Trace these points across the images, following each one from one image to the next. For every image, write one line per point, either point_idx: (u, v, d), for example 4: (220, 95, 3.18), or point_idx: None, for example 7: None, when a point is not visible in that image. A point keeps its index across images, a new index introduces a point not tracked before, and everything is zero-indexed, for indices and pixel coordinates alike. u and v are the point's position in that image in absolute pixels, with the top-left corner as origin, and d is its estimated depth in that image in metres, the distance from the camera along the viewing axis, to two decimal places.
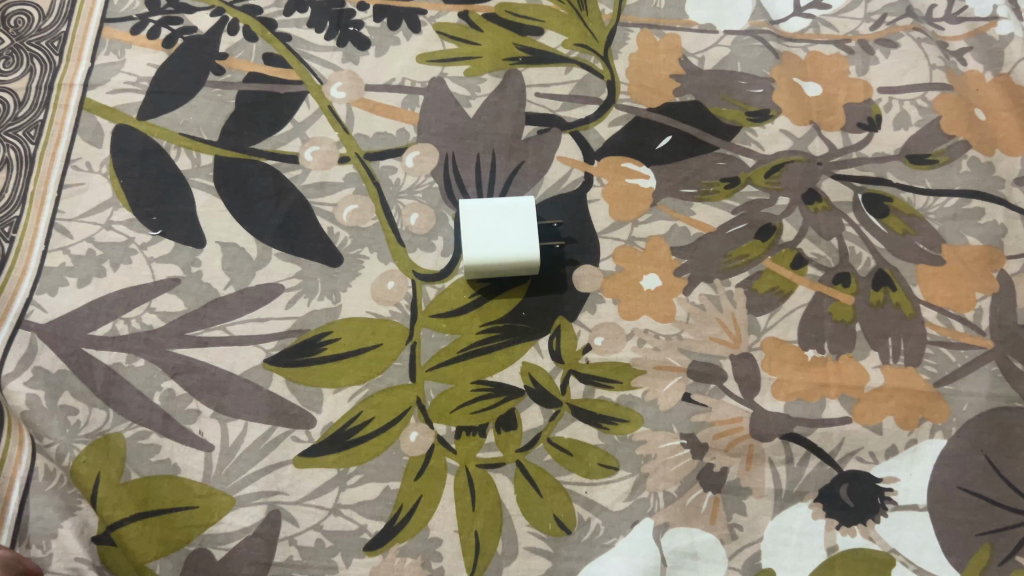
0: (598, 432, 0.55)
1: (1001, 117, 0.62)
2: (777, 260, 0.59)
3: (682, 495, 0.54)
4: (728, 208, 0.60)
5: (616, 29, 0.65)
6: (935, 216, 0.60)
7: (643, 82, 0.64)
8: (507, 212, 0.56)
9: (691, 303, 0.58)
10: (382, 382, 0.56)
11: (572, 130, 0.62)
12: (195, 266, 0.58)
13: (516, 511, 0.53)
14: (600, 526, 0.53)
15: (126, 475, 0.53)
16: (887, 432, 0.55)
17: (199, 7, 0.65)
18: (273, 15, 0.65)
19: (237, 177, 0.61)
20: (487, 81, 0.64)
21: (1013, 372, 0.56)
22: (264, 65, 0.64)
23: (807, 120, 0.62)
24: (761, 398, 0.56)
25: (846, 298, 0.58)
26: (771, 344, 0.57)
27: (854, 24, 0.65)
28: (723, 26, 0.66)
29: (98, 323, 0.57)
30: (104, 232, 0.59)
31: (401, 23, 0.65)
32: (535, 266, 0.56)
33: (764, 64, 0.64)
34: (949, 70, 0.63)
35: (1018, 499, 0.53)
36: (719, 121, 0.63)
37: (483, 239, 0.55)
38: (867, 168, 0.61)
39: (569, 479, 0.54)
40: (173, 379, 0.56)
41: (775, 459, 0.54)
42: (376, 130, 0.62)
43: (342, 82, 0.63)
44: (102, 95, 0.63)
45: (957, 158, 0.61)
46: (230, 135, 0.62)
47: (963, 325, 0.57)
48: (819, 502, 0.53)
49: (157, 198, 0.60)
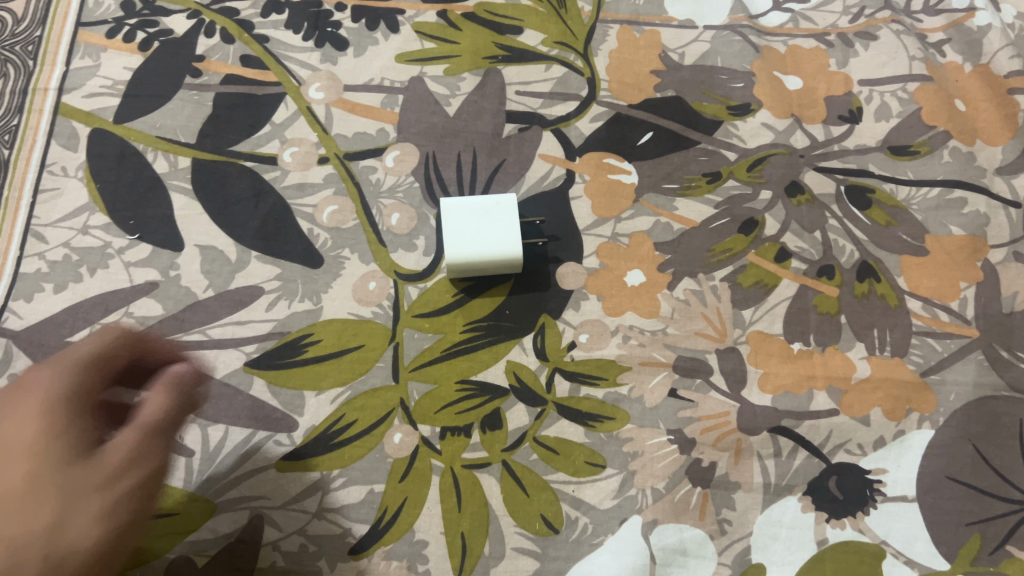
0: (584, 430, 0.54)
1: (980, 107, 0.62)
2: (760, 254, 0.59)
3: (670, 492, 0.53)
4: (710, 203, 0.60)
5: (595, 26, 0.65)
6: (917, 206, 0.60)
7: (623, 78, 0.63)
8: (490, 211, 0.55)
9: (675, 298, 0.58)
10: (364, 384, 0.55)
11: (553, 128, 0.62)
12: (173, 269, 0.58)
13: (502, 511, 0.53)
14: (588, 525, 0.52)
15: None
16: (875, 424, 0.54)
17: (174, 10, 0.65)
18: (250, 16, 0.65)
19: (215, 179, 0.60)
20: (467, 79, 0.64)
21: (999, 361, 0.56)
22: (242, 67, 0.63)
23: (788, 113, 0.62)
24: (748, 392, 0.55)
25: (831, 291, 0.57)
26: (756, 337, 0.57)
27: (834, 18, 0.65)
28: (702, 21, 0.65)
29: (76, 328, 0.56)
30: (80, 237, 0.58)
31: (379, 23, 0.65)
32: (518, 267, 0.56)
33: (744, 58, 0.64)
34: (928, 61, 0.63)
35: (1006, 487, 0.53)
36: (700, 116, 0.62)
37: (467, 236, 0.54)
38: (849, 160, 0.61)
39: (555, 478, 0.53)
40: None
41: (763, 453, 0.54)
42: (356, 130, 0.62)
43: (321, 82, 0.63)
44: (77, 99, 0.62)
45: (938, 148, 0.61)
46: (208, 137, 0.61)
47: (949, 315, 0.57)
48: (808, 495, 0.53)
49: (135, 202, 0.59)
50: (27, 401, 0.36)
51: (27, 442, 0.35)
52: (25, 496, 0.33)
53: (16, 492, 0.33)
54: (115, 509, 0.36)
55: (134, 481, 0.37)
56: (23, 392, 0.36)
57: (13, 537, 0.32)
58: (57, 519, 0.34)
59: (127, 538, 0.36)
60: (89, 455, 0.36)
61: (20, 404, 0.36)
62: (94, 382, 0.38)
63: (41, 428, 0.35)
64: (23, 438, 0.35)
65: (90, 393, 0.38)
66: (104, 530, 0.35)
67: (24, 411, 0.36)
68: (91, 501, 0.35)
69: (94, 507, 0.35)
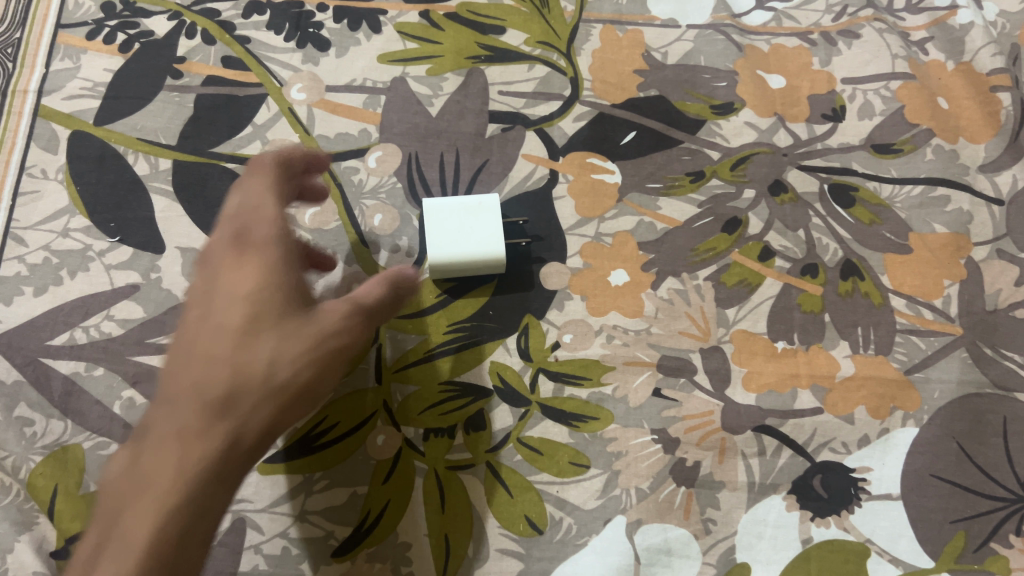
0: (568, 430, 0.54)
1: (963, 105, 0.62)
2: (744, 252, 0.58)
3: (655, 492, 0.53)
4: (694, 202, 0.60)
5: (578, 26, 0.65)
6: (901, 204, 0.59)
7: (606, 78, 0.63)
8: (473, 211, 0.55)
9: (659, 298, 0.57)
10: (347, 385, 0.55)
11: (536, 128, 0.62)
12: (155, 272, 0.57)
13: (486, 513, 0.52)
14: (572, 525, 0.52)
15: (84, 486, 0.52)
16: (859, 422, 0.54)
17: (155, 11, 0.64)
18: (231, 17, 0.64)
19: (196, 181, 0.60)
20: (450, 79, 0.63)
21: (983, 358, 0.56)
22: (223, 68, 0.63)
23: (771, 112, 0.62)
24: (732, 391, 0.55)
25: (815, 289, 0.57)
26: (740, 336, 0.56)
27: (816, 16, 0.65)
28: (685, 20, 0.65)
29: (56, 332, 0.55)
30: (60, 239, 0.58)
31: (361, 24, 0.65)
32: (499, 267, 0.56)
33: (727, 57, 0.64)
34: (911, 59, 0.63)
35: (990, 485, 0.53)
36: (683, 115, 0.62)
37: (451, 238, 0.54)
38: (832, 159, 0.61)
39: (539, 479, 0.53)
40: (133, 388, 0.54)
41: (748, 452, 0.54)
42: (338, 130, 0.61)
43: (303, 83, 0.63)
44: (57, 101, 0.61)
45: (921, 146, 0.61)
46: (189, 139, 0.61)
47: (932, 312, 0.57)
48: (793, 494, 0.53)
49: (115, 204, 0.59)
50: (259, 247, 0.41)
51: (250, 283, 0.39)
52: (251, 330, 0.38)
53: (239, 330, 0.38)
54: (327, 358, 0.40)
55: (350, 332, 0.41)
56: (252, 238, 0.41)
57: (238, 367, 0.37)
58: (275, 358, 0.38)
59: (329, 384, 0.41)
60: (308, 305, 0.41)
61: (242, 251, 0.40)
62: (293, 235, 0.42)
63: (267, 274, 0.40)
64: (242, 287, 0.39)
65: (291, 246, 0.42)
66: (313, 375, 0.39)
67: (255, 253, 0.40)
68: (308, 344, 0.39)
69: (306, 359, 0.39)
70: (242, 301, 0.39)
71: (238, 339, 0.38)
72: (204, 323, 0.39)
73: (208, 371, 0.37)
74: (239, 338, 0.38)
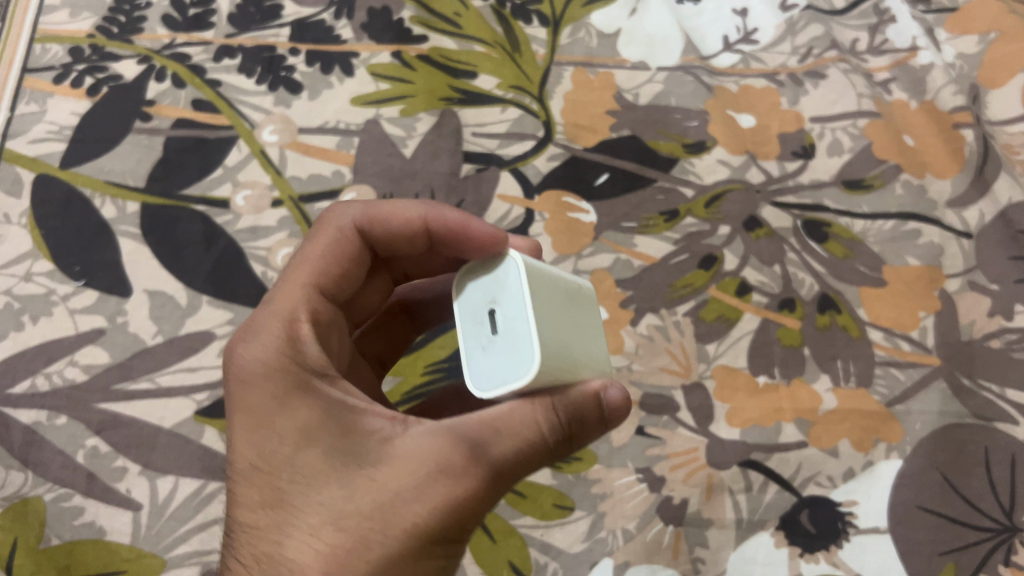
0: (551, 472, 0.53)
1: (929, 141, 0.62)
2: (721, 288, 0.58)
3: (641, 532, 0.52)
4: (669, 240, 0.60)
5: (550, 69, 0.65)
6: (873, 238, 0.60)
7: (578, 121, 0.64)
8: (462, 313, 0.35)
9: (639, 334, 0.57)
10: None
11: (510, 167, 0.62)
12: (121, 316, 0.56)
13: (469, 559, 0.51)
14: (558, 570, 0.51)
15: (46, 540, 0.50)
16: (843, 455, 0.53)
17: (124, 56, 0.64)
18: (202, 61, 0.64)
19: (165, 224, 0.59)
20: (423, 120, 0.63)
21: (962, 389, 0.55)
22: (193, 111, 0.62)
23: (742, 150, 0.63)
24: (716, 427, 0.54)
25: (793, 323, 0.57)
26: (721, 371, 0.56)
27: (782, 58, 0.66)
28: (655, 62, 0.66)
29: (17, 380, 0.54)
30: (22, 284, 0.56)
31: (334, 67, 0.65)
32: (559, 304, 0.34)
33: (697, 98, 0.65)
34: (876, 98, 0.64)
35: (976, 515, 0.51)
36: (656, 154, 0.63)
37: (531, 355, 0.31)
38: (804, 196, 0.61)
39: (523, 523, 0.52)
40: (97, 436, 0.52)
41: (734, 488, 0.53)
42: (311, 172, 0.61)
43: (274, 125, 0.62)
44: (22, 145, 0.61)
45: (891, 181, 0.61)
46: (157, 182, 0.60)
47: (910, 344, 0.56)
48: (780, 530, 0.52)
49: (81, 248, 0.58)
50: (264, 371, 0.36)
51: (308, 432, 0.34)
52: (290, 509, 0.33)
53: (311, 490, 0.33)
54: (384, 558, 0.31)
55: (415, 519, 0.32)
56: (254, 366, 0.37)
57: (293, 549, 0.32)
58: (311, 558, 0.31)
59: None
60: (388, 460, 0.33)
61: (250, 383, 0.36)
62: (296, 327, 0.39)
63: (313, 411, 0.35)
64: (307, 434, 0.34)
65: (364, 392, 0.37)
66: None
67: (274, 377, 0.36)
68: (356, 539, 0.31)
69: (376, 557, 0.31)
70: (268, 452, 0.34)
71: (260, 515, 0.33)
72: (229, 472, 0.35)
73: (242, 560, 0.33)
74: (258, 512, 0.34)
